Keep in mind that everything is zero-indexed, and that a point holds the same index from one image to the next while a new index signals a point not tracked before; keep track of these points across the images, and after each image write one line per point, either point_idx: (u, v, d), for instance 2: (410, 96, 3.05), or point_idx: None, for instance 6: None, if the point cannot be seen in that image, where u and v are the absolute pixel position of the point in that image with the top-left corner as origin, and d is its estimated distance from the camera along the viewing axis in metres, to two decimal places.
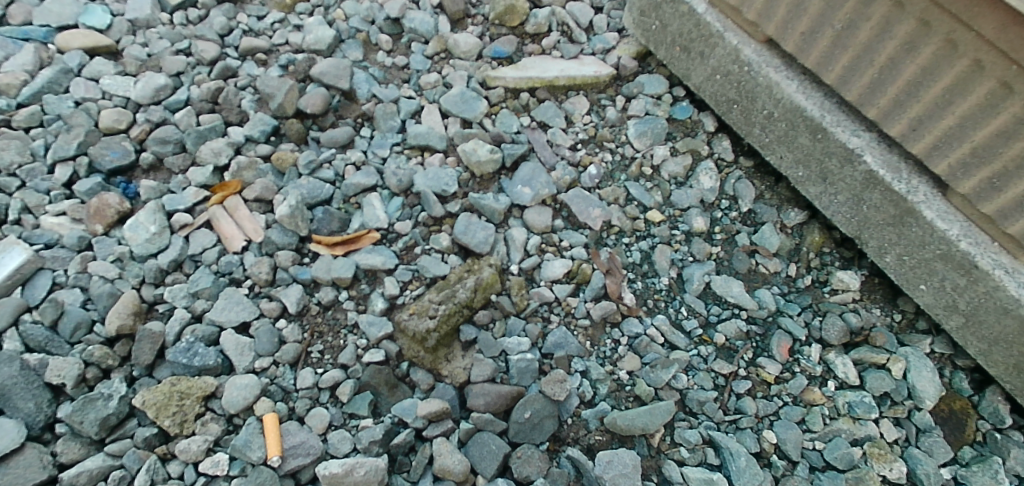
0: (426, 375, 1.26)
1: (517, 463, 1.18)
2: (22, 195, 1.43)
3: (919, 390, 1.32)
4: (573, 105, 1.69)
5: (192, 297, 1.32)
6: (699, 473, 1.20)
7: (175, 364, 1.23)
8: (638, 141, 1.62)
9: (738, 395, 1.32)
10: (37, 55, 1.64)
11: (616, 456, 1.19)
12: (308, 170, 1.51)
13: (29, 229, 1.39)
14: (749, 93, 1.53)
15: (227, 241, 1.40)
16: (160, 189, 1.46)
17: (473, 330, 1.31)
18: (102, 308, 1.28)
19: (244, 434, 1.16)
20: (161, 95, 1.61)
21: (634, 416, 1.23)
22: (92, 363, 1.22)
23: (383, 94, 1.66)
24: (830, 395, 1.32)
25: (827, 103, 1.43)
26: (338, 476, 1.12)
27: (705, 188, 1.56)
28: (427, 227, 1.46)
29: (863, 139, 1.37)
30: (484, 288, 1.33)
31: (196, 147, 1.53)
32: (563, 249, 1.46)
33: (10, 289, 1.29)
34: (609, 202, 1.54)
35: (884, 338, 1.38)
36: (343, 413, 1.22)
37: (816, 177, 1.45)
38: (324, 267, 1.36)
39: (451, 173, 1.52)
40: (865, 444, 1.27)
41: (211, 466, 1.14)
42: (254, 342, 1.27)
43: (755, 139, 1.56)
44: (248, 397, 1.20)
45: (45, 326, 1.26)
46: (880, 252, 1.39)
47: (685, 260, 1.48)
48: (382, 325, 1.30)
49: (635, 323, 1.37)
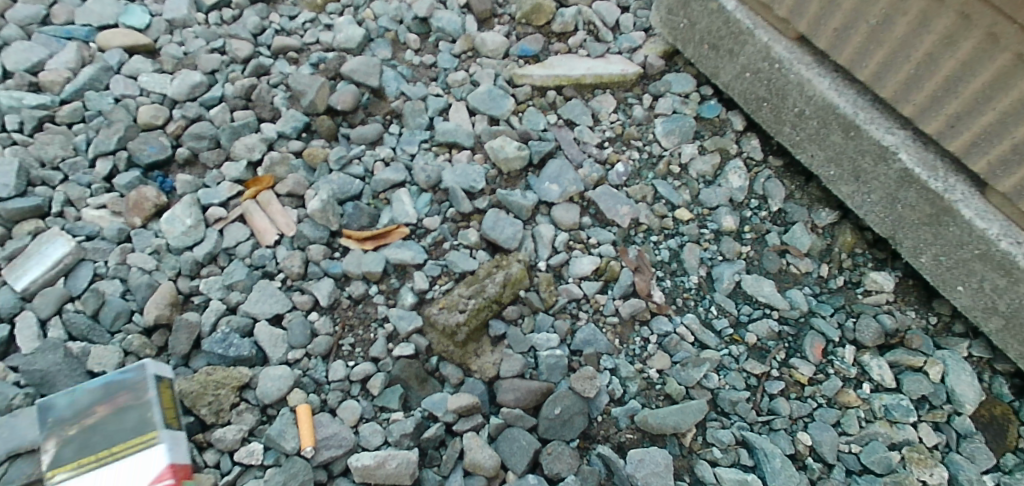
0: (456, 369, 1.26)
1: (548, 459, 1.17)
2: (64, 189, 1.45)
3: (958, 394, 1.29)
4: (600, 103, 1.68)
5: (227, 289, 1.34)
6: (733, 473, 1.19)
7: (210, 354, 1.25)
8: (666, 139, 1.61)
9: (771, 395, 1.30)
10: (79, 53, 1.67)
11: (648, 455, 1.18)
12: (339, 166, 1.53)
13: (72, 221, 1.42)
14: (780, 90, 1.51)
15: (261, 235, 1.41)
16: (196, 183, 1.48)
17: (502, 325, 1.31)
18: (141, 299, 1.31)
19: (278, 424, 1.17)
20: (196, 92, 1.63)
21: (665, 415, 1.22)
22: (131, 352, 1.24)
23: (411, 92, 1.67)
24: (866, 398, 1.30)
25: (861, 100, 1.41)
26: (370, 468, 1.13)
27: (735, 187, 1.55)
28: (456, 223, 1.46)
29: (898, 137, 1.35)
30: (513, 283, 1.33)
31: (230, 143, 1.55)
32: (591, 247, 1.45)
33: (54, 279, 1.32)
34: (638, 200, 1.53)
35: (920, 340, 1.35)
36: (374, 407, 1.23)
37: (849, 176, 1.43)
38: (355, 261, 1.37)
39: (479, 169, 1.52)
40: (903, 448, 1.25)
41: (246, 455, 1.15)
42: (287, 334, 1.28)
43: (786, 138, 1.54)
44: (282, 388, 1.21)
45: (86, 315, 1.28)
46: (914, 253, 1.36)
47: (715, 259, 1.46)
48: (412, 319, 1.30)
49: (665, 321, 1.36)
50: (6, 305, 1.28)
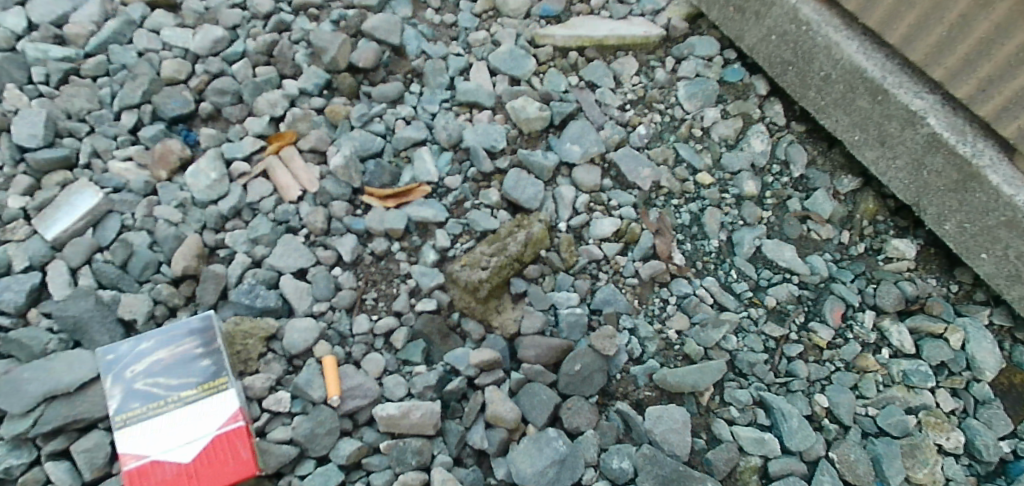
0: (477, 325, 1.27)
1: (567, 414, 1.20)
2: (91, 140, 1.46)
3: (978, 361, 1.29)
4: (622, 66, 1.65)
5: (252, 243, 1.36)
6: (750, 432, 1.21)
7: (238, 305, 1.27)
8: (688, 103, 1.59)
9: (789, 358, 1.31)
10: (102, 6, 1.66)
11: (666, 412, 1.20)
12: (360, 123, 1.52)
13: (99, 173, 1.43)
14: (806, 54, 1.48)
15: (284, 191, 1.42)
16: (219, 138, 1.49)
17: (523, 284, 1.31)
18: (168, 251, 1.33)
19: (305, 374, 1.20)
20: (218, 47, 1.62)
21: (684, 374, 1.24)
22: (161, 301, 1.28)
23: (432, 51, 1.65)
24: (884, 363, 1.30)
25: (889, 64, 1.38)
26: (395, 418, 1.16)
27: (757, 152, 1.53)
28: (477, 183, 1.46)
29: (927, 101, 1.33)
30: (535, 243, 1.33)
31: (252, 99, 1.55)
32: (612, 209, 1.45)
33: (83, 230, 1.34)
34: (659, 163, 1.51)
35: (941, 307, 1.34)
36: (397, 360, 1.25)
37: (874, 142, 1.40)
38: (378, 218, 1.38)
39: (501, 129, 1.51)
40: (921, 413, 1.25)
41: (274, 403, 1.18)
42: (312, 288, 1.31)
43: (810, 102, 1.51)
44: (308, 339, 1.24)
45: (115, 265, 1.31)
46: (938, 220, 1.35)
47: (735, 224, 1.45)
48: (434, 275, 1.32)
49: (684, 283, 1.37)
50: (38, 253, 1.31)
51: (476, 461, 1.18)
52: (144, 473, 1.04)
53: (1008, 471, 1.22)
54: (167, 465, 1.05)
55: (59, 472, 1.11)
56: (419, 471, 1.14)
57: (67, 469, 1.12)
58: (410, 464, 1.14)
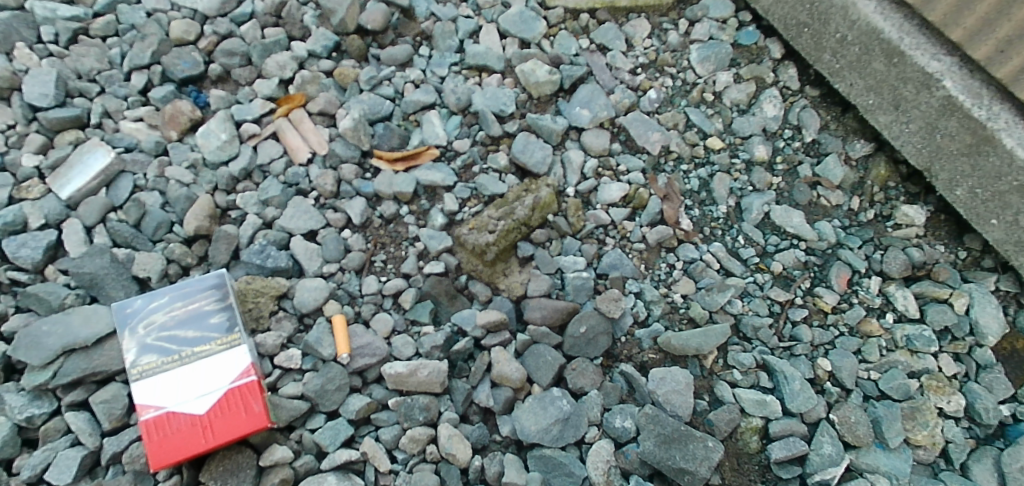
0: (484, 287, 1.30)
1: (572, 375, 1.23)
2: (102, 100, 1.48)
3: (982, 326, 1.29)
4: (634, 28, 1.62)
5: (263, 205, 1.38)
6: (752, 394, 1.23)
7: (249, 264, 1.30)
8: (700, 66, 1.56)
9: (794, 322, 1.32)
10: None
11: (669, 374, 1.23)
12: (369, 86, 1.52)
13: (111, 133, 1.46)
14: (822, 15, 1.46)
15: (294, 153, 1.44)
16: (229, 99, 1.50)
17: (530, 247, 1.33)
18: (180, 211, 1.36)
19: (316, 332, 1.24)
20: (227, 8, 1.60)
21: (688, 337, 1.25)
22: (174, 260, 1.31)
23: (442, 12, 1.62)
24: (888, 327, 1.31)
25: (907, 25, 1.36)
26: (402, 376, 1.19)
27: (769, 117, 1.51)
28: (485, 147, 1.46)
29: (944, 63, 1.31)
30: (542, 207, 1.34)
31: (262, 60, 1.55)
32: (620, 174, 1.44)
33: (96, 189, 1.37)
34: (669, 127, 1.50)
35: (947, 274, 1.34)
36: (406, 320, 1.28)
37: (888, 105, 1.38)
38: (386, 182, 1.39)
39: (510, 93, 1.50)
40: (923, 377, 1.27)
41: (286, 359, 1.22)
42: (322, 249, 1.33)
43: (825, 66, 1.48)
44: (318, 298, 1.27)
45: (129, 224, 1.34)
46: (949, 186, 1.33)
47: (744, 190, 1.45)
48: (442, 239, 1.33)
49: (691, 248, 1.37)
50: (53, 212, 1.34)
51: (482, 418, 1.21)
52: (161, 423, 1.08)
53: (1007, 434, 1.24)
54: (183, 415, 1.08)
55: (79, 422, 1.15)
56: (426, 427, 1.17)
57: (86, 419, 1.16)
58: (417, 420, 1.17)
